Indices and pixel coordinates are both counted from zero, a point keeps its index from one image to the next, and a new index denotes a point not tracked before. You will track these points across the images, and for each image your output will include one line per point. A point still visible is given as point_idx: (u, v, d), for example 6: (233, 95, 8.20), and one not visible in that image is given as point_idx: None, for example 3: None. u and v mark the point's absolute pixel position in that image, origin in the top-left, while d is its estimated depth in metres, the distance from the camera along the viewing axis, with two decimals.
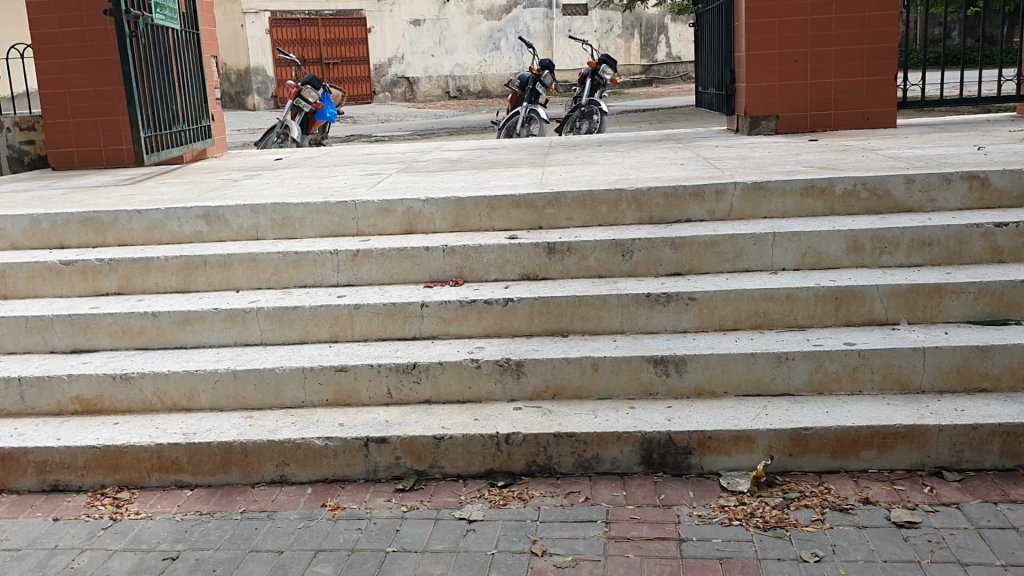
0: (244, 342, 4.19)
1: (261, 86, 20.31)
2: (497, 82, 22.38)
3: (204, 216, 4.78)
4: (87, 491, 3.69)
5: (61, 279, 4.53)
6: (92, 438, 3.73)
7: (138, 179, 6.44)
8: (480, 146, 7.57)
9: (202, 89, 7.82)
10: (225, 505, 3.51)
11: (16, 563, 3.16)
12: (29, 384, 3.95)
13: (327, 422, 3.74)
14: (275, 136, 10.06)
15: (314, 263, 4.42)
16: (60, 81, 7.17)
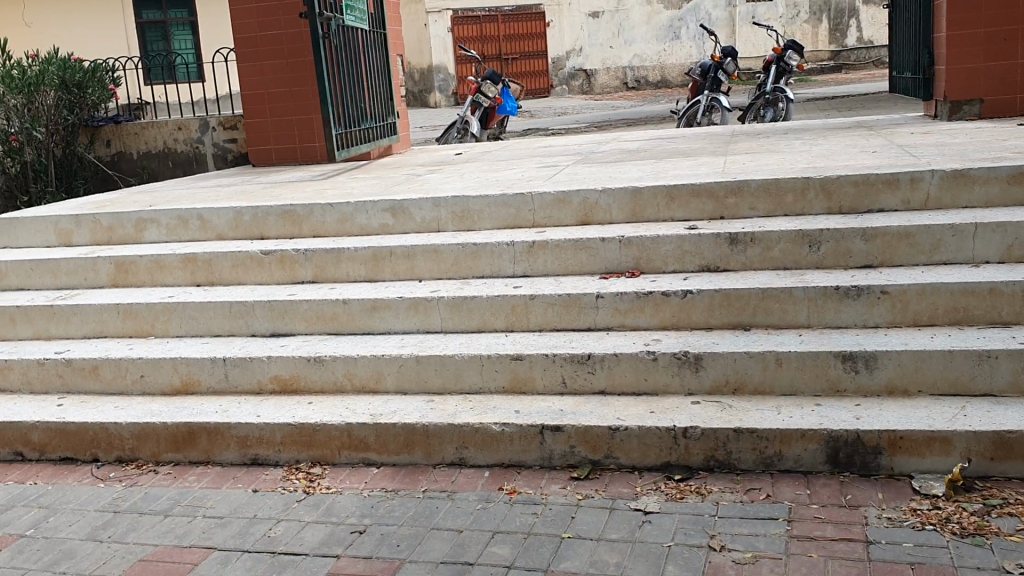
0: (426, 330, 4.34)
1: (442, 84, 21.17)
2: (677, 72, 21.90)
3: (389, 209, 4.97)
4: (283, 466, 3.92)
5: (260, 267, 4.83)
6: (288, 415, 3.97)
7: (328, 174, 6.78)
8: (658, 136, 7.47)
9: (388, 87, 8.12)
10: (408, 484, 3.64)
11: (220, 529, 3.40)
12: (233, 364, 4.24)
13: (504, 409, 3.81)
14: (456, 133, 10.23)
15: (492, 254, 4.52)
16: (259, 83, 7.62)
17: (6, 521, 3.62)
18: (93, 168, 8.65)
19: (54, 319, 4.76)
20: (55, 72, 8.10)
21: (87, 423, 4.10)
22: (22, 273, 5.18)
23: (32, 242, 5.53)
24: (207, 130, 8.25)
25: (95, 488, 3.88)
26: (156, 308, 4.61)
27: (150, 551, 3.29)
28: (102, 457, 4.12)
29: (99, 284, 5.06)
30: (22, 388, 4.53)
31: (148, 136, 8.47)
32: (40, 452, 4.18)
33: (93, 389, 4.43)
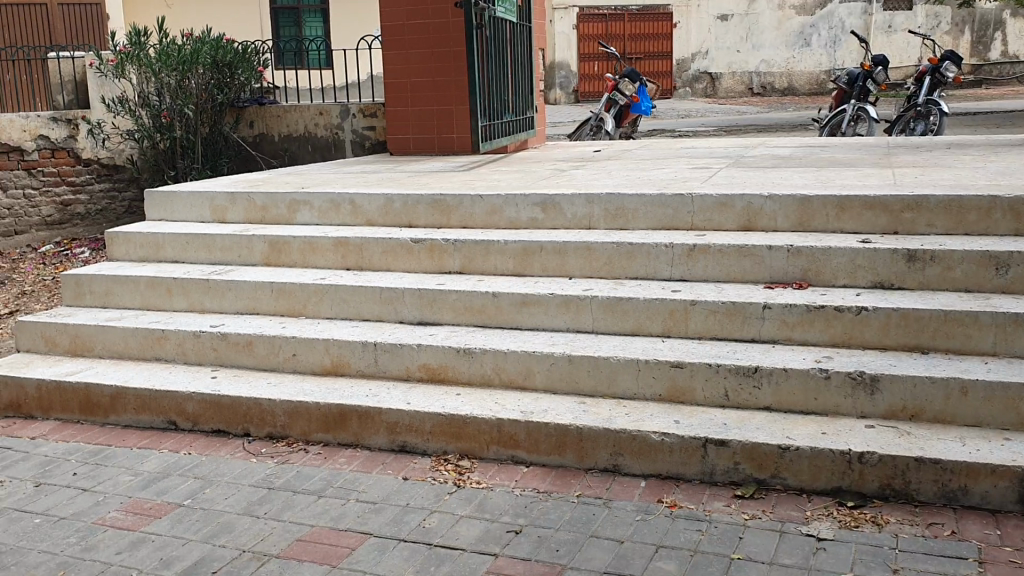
0: (577, 329, 4.23)
1: (564, 81, 20.99)
2: (805, 80, 21.26)
3: (541, 204, 4.88)
4: (431, 455, 3.88)
5: (410, 255, 4.80)
6: (438, 405, 3.92)
7: (471, 166, 6.77)
8: (806, 144, 7.22)
9: (530, 80, 8.06)
10: (561, 486, 3.55)
11: (375, 515, 3.37)
12: (382, 349, 4.21)
13: (661, 417, 3.68)
14: (589, 130, 10.13)
15: (649, 255, 4.38)
16: (404, 71, 7.65)
17: (162, 489, 3.66)
18: (235, 147, 8.81)
19: (209, 292, 4.83)
20: (207, 51, 8.26)
21: (241, 397, 4.12)
22: (178, 246, 5.27)
23: (187, 217, 5.64)
24: (347, 116, 8.32)
25: (247, 462, 3.91)
26: (309, 289, 4.63)
27: (307, 531, 3.28)
28: (253, 432, 4.14)
29: (252, 261, 5.12)
30: (176, 358, 4.59)
31: (290, 120, 8.60)
32: (194, 422, 4.23)
33: (246, 364, 4.47)
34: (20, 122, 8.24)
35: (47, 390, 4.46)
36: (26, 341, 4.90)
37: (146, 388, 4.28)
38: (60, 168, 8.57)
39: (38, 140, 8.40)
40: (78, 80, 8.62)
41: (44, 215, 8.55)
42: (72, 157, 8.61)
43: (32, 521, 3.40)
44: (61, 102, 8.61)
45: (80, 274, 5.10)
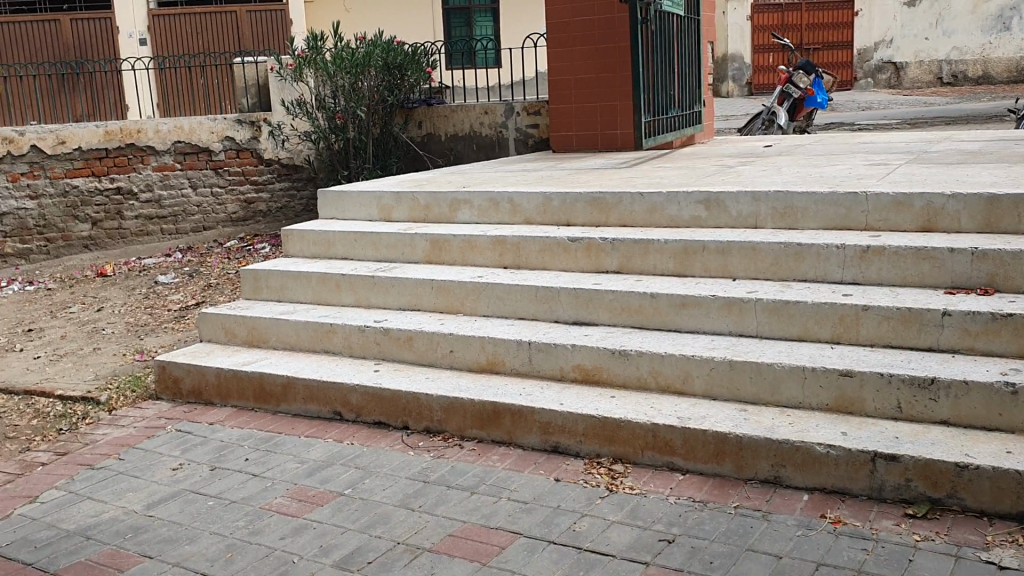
0: (739, 333, 4.08)
1: (737, 73, 20.51)
2: (1002, 67, 19.74)
3: (704, 202, 4.75)
4: (584, 458, 3.84)
5: (568, 254, 4.78)
6: (592, 406, 3.87)
7: (633, 163, 6.68)
8: (998, 137, 6.70)
9: (697, 75, 7.88)
10: (718, 496, 3.44)
11: (525, 515, 3.37)
12: (537, 348, 4.20)
13: (827, 428, 3.49)
14: (760, 124, 9.75)
15: (818, 256, 4.17)
16: (568, 68, 7.65)
17: (326, 477, 3.78)
18: (405, 147, 9.05)
19: (374, 288, 4.96)
20: (378, 54, 8.47)
21: (401, 391, 4.21)
22: (346, 244, 5.46)
23: (356, 215, 5.83)
24: (512, 114, 8.40)
25: (405, 455, 3.99)
26: (468, 286, 4.68)
27: (458, 527, 3.31)
28: (411, 425, 4.22)
29: (415, 259, 5.23)
30: (341, 351, 4.75)
31: (456, 120, 8.77)
32: (357, 414, 4.36)
33: (406, 359, 4.57)
34: (208, 124, 8.93)
35: (225, 377, 4.71)
36: (208, 332, 5.20)
37: (314, 379, 4.44)
38: (245, 168, 9.15)
39: (225, 141, 9.03)
40: (261, 83, 9.10)
41: (229, 212, 9.20)
42: (255, 157, 9.14)
43: (206, 502, 3.59)
44: (246, 106, 9.14)
45: (257, 269, 5.37)
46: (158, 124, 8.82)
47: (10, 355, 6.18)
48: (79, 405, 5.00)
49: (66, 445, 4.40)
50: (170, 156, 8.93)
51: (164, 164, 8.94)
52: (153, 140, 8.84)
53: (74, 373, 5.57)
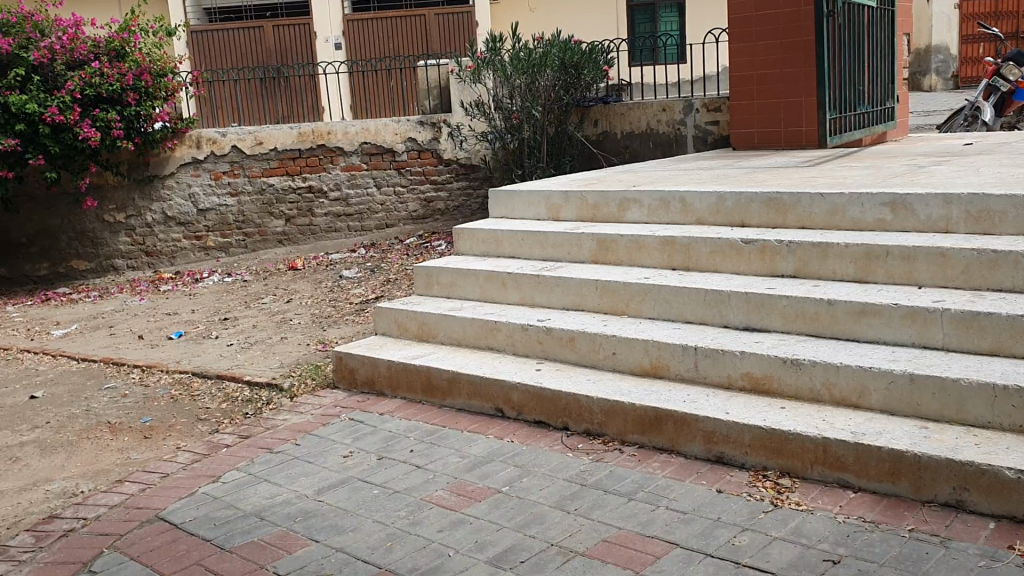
0: (923, 345, 3.81)
1: (941, 65, 19.14)
2: None
3: (889, 203, 4.46)
4: (749, 469, 3.69)
5: (740, 256, 4.61)
6: (759, 417, 3.72)
7: (816, 162, 6.37)
8: None
9: (890, 68, 7.45)
10: (892, 518, 3.22)
11: (683, 525, 3.27)
12: (704, 354, 4.09)
13: (1019, 452, 3.20)
14: (962, 119, 9.23)
15: (1015, 264, 3.83)
16: (749, 64, 7.41)
17: (485, 474, 3.81)
18: (580, 146, 9.03)
19: (540, 288, 4.98)
20: (556, 54, 8.46)
21: (561, 391, 4.20)
22: (515, 242, 5.51)
23: (525, 214, 5.86)
24: (691, 112, 8.20)
25: (564, 455, 3.97)
26: (634, 288, 4.61)
27: (613, 533, 3.24)
28: (571, 426, 4.21)
29: (581, 259, 5.21)
30: (506, 348, 4.80)
31: (633, 117, 8.65)
32: (518, 412, 4.39)
33: (570, 359, 4.55)
34: (392, 126, 9.27)
35: (395, 370, 4.86)
36: (383, 325, 5.39)
37: (477, 376, 4.50)
38: (426, 168, 9.42)
39: (407, 142, 9.33)
40: (442, 85, 9.36)
41: (410, 211, 9.48)
42: (435, 157, 9.39)
43: (371, 491, 3.71)
44: (428, 107, 9.40)
45: (429, 266, 5.51)
46: (347, 126, 9.24)
47: (208, 342, 6.65)
48: (264, 390, 5.33)
49: (250, 428, 4.68)
50: (357, 157, 9.33)
51: (352, 164, 9.34)
52: (341, 141, 9.27)
53: (262, 360, 5.92)
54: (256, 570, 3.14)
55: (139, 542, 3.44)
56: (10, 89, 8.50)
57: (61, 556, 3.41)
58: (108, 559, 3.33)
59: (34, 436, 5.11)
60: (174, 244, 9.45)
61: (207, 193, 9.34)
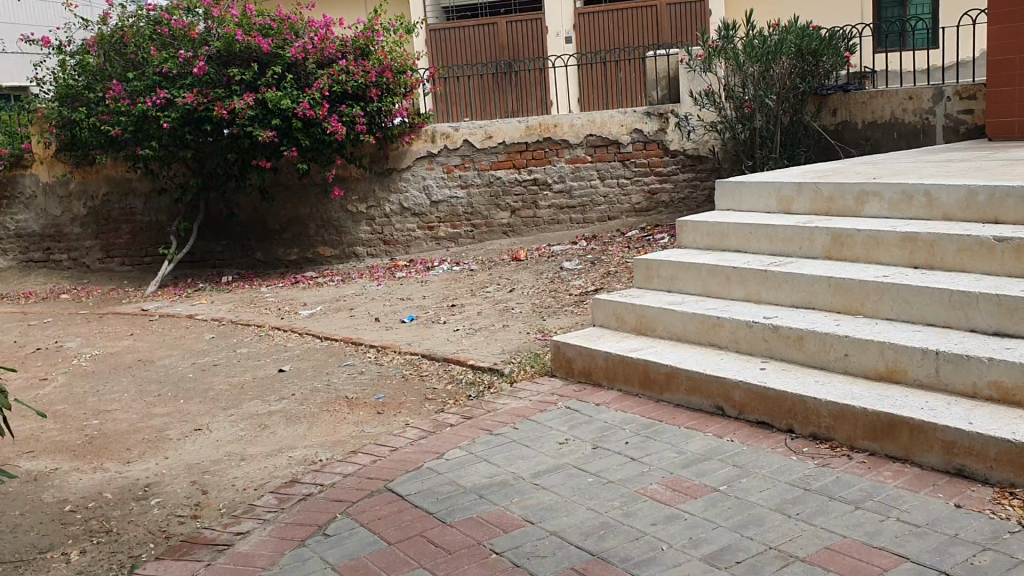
0: None
1: None
2: None
3: None
4: (994, 485, 3.37)
5: (992, 255, 4.20)
6: (1008, 430, 3.38)
7: None
8: None
9: None
10: None
11: (917, 539, 3.03)
12: (947, 359, 3.78)
13: None
14: None
15: None
16: (1011, 48, 6.75)
17: (702, 471, 3.71)
18: (816, 137, 8.60)
19: (767, 283, 4.81)
20: (792, 40, 8.09)
21: (787, 392, 4.02)
22: (742, 236, 5.34)
23: (755, 207, 5.69)
24: (942, 99, 7.67)
25: (788, 459, 3.78)
26: (870, 286, 4.34)
27: (837, 541, 3.07)
28: (797, 429, 4.01)
29: (814, 254, 4.97)
30: (729, 345, 4.66)
31: (876, 106, 8.16)
32: (740, 411, 4.24)
33: (797, 359, 4.36)
34: (619, 118, 9.22)
35: (613, 363, 4.85)
36: (601, 316, 5.38)
37: (698, 372, 4.39)
38: (651, 160, 9.24)
39: (634, 134, 9.22)
40: (671, 75, 9.23)
41: (633, 203, 9.36)
42: (661, 148, 9.20)
43: (586, 479, 3.73)
44: (656, 98, 9.33)
45: (650, 258, 5.45)
46: (573, 119, 9.33)
47: (436, 326, 6.95)
48: (486, 374, 5.50)
49: (472, 410, 4.84)
50: (582, 149, 9.39)
51: (577, 156, 9.42)
52: (567, 134, 9.37)
53: (485, 346, 6.10)
54: (473, 545, 3.25)
55: (368, 510, 3.66)
56: (268, 87, 9.24)
57: (300, 518, 3.69)
58: (341, 524, 3.56)
59: (281, 406, 5.56)
60: (410, 234, 9.95)
61: (440, 186, 9.76)
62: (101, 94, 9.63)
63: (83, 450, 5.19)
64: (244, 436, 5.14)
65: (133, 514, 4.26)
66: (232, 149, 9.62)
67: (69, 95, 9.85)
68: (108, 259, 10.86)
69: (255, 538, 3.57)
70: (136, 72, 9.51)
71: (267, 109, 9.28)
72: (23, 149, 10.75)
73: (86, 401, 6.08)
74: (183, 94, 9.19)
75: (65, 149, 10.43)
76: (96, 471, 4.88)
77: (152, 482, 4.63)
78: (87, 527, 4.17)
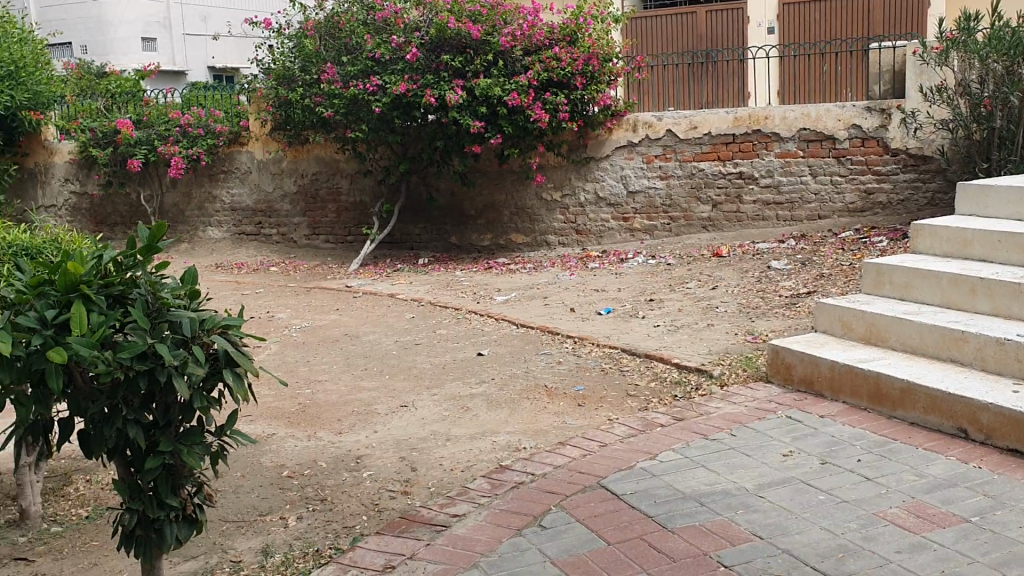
0: None
1: None
2: None
3: None
4: None
5: None
6: None
7: None
8: None
9: None
10: None
11: None
12: None
13: None
14: None
15: None
16: None
17: (949, 498, 3.41)
18: None
19: (1019, 298, 4.39)
20: None
21: None
22: (989, 244, 4.91)
23: (1002, 213, 5.23)
24: None
25: None
26: None
27: None
28: None
29: None
30: (974, 362, 4.29)
31: None
32: (988, 435, 3.88)
33: None
34: (836, 112, 8.75)
35: (838, 372, 4.57)
36: (823, 321, 5.10)
37: (940, 390, 4.06)
38: (869, 157, 8.71)
39: (852, 129, 8.73)
40: (897, 69, 8.68)
41: (847, 202, 8.88)
42: (882, 146, 8.65)
43: (817, 496, 3.50)
44: (877, 93, 8.75)
45: (881, 263, 5.10)
46: (785, 112, 8.95)
47: (636, 320, 6.81)
48: (693, 375, 5.32)
49: (683, 411, 4.69)
50: (794, 143, 8.98)
51: (787, 151, 9.01)
52: (778, 127, 8.99)
53: (691, 345, 5.92)
54: (700, 555, 3.11)
55: (584, 506, 3.58)
56: (477, 73, 9.37)
57: (515, 506, 3.66)
58: (557, 517, 3.50)
59: (483, 390, 5.59)
60: (605, 223, 9.86)
61: (639, 176, 9.60)
62: (317, 77, 10.06)
63: (296, 418, 5.38)
64: (448, 416, 5.19)
65: (347, 484, 4.37)
66: (436, 134, 9.81)
67: (285, 77, 10.34)
68: (313, 236, 11.33)
69: (472, 522, 3.56)
70: (350, 56, 9.89)
71: (473, 96, 9.43)
72: (242, 127, 11.38)
73: (296, 370, 6.33)
74: (395, 79, 9.47)
75: (279, 128, 10.95)
76: (309, 439, 5.04)
77: (363, 455, 4.73)
78: (303, 493, 4.31)
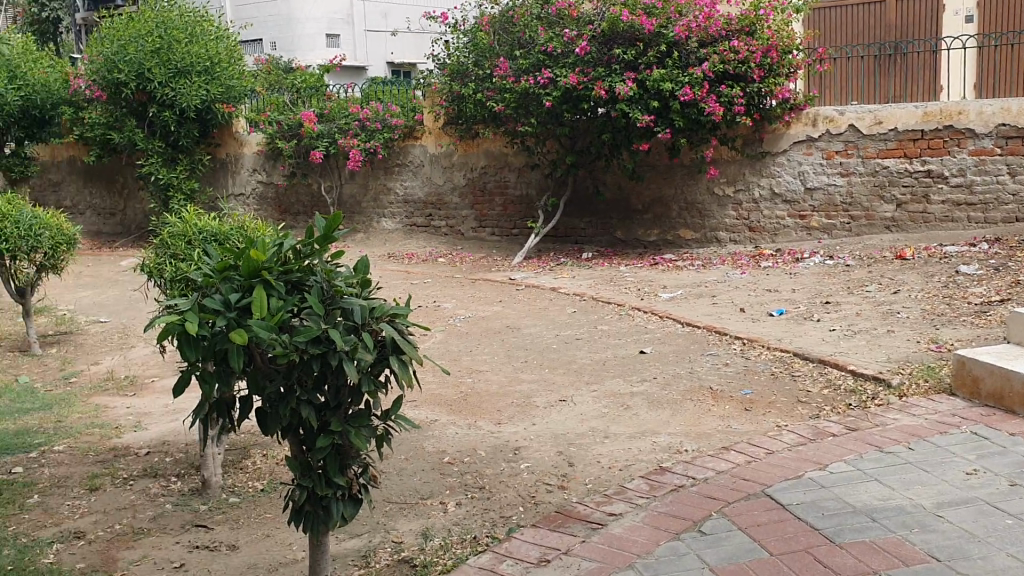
0: None
1: None
2: None
3: None
4: None
5: None
6: None
7: None
8: None
9: None
10: None
11: None
12: None
13: None
14: None
15: None
16: None
17: None
18: None
19: None
20: None
21: None
22: None
23: None
24: None
25: None
26: None
27: None
28: None
29: None
30: None
31: None
32: None
33: None
34: None
35: None
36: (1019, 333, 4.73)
37: None
38: None
39: None
40: None
41: None
42: None
43: (1004, 520, 3.25)
44: None
45: None
46: (982, 106, 8.36)
47: (808, 323, 6.55)
48: (869, 383, 5.05)
49: (857, 421, 4.45)
50: (991, 140, 8.38)
51: (983, 148, 8.43)
52: (974, 122, 8.42)
53: (867, 352, 5.63)
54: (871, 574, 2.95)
55: (746, 514, 3.46)
56: (649, 66, 9.25)
57: (674, 509, 3.58)
58: (717, 524, 3.40)
59: (644, 388, 5.51)
60: (778, 221, 9.53)
61: (818, 172, 9.21)
62: (490, 71, 10.21)
63: (458, 406, 5.48)
64: (608, 413, 5.15)
65: (506, 474, 4.41)
66: (606, 128, 9.76)
67: (459, 71, 10.55)
68: (481, 228, 11.53)
69: (629, 522, 3.51)
70: (522, 50, 9.98)
71: (645, 89, 9.32)
72: (416, 120, 11.71)
73: (460, 360, 6.45)
74: (566, 73, 9.47)
75: (452, 122, 11.19)
76: (470, 427, 5.13)
77: (522, 446, 4.76)
78: (463, 481, 4.38)
